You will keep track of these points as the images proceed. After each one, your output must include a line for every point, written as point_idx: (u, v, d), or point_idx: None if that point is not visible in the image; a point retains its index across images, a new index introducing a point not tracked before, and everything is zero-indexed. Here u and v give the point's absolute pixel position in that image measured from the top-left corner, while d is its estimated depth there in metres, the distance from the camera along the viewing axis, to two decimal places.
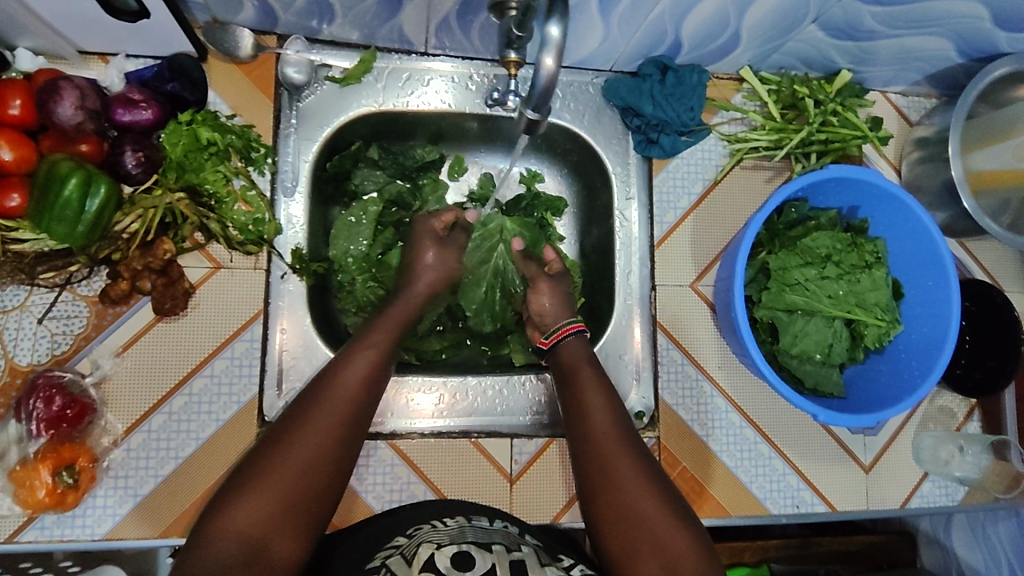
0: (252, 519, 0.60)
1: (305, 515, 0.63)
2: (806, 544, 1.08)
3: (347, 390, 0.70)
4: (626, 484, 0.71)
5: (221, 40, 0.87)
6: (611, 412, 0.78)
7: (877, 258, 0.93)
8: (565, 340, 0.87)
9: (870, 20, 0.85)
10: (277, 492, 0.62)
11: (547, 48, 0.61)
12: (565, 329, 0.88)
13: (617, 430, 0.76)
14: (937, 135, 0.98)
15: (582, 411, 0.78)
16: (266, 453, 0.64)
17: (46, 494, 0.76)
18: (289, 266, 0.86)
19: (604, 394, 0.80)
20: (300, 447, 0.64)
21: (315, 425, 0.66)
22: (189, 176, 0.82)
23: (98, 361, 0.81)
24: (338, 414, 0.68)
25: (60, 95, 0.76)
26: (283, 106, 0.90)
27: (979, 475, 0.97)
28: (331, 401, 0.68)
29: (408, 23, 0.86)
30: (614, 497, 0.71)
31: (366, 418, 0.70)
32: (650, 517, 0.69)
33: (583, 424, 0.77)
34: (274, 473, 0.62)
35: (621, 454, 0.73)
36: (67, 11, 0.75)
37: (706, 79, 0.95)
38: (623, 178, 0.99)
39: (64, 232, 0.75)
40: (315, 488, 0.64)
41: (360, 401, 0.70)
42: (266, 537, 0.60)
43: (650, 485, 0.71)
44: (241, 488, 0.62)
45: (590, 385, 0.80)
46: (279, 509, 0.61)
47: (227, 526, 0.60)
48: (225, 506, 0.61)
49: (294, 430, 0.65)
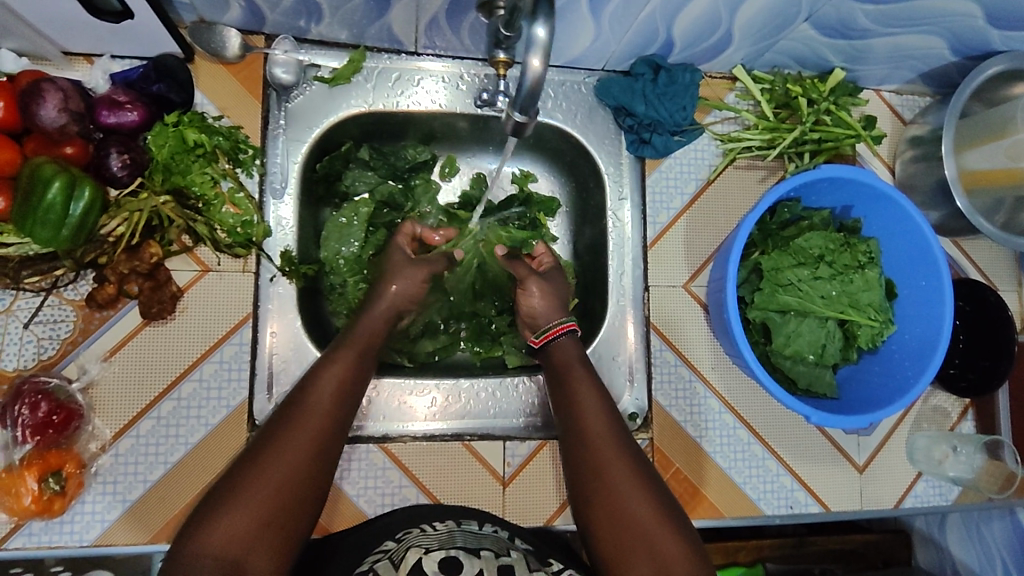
0: (227, 538, 0.60)
1: (281, 530, 0.62)
2: (801, 544, 1.08)
3: (317, 406, 0.70)
4: (619, 492, 0.70)
5: (208, 40, 0.86)
6: (605, 418, 0.77)
7: (870, 258, 0.92)
8: (559, 340, 0.84)
9: (863, 19, 0.84)
10: (251, 508, 0.61)
11: (533, 49, 0.60)
12: (556, 329, 0.85)
13: (610, 437, 0.75)
14: (931, 133, 0.98)
15: (577, 417, 0.77)
16: (239, 472, 0.64)
17: (32, 501, 0.75)
18: (279, 268, 0.85)
19: (599, 399, 0.79)
20: (274, 463, 0.64)
21: (287, 442, 0.66)
22: (176, 179, 0.81)
23: (85, 365, 0.80)
24: (310, 430, 0.68)
25: (43, 96, 0.75)
26: (272, 107, 0.89)
27: (972, 475, 0.97)
28: (303, 418, 0.68)
29: (396, 22, 0.85)
30: (607, 506, 0.70)
31: (341, 431, 0.70)
32: (643, 526, 0.68)
33: (578, 431, 0.76)
34: (248, 491, 0.62)
35: (608, 462, 0.73)
36: (50, 12, 0.74)
37: (698, 78, 0.94)
38: (615, 178, 0.98)
39: (48, 236, 0.74)
40: (291, 503, 0.63)
41: (331, 417, 0.70)
42: (243, 554, 0.60)
43: (644, 492, 0.70)
44: (215, 509, 0.61)
45: (583, 389, 0.79)
46: (254, 526, 0.61)
47: (204, 546, 0.59)
48: (200, 527, 0.60)
49: (267, 448, 0.65)
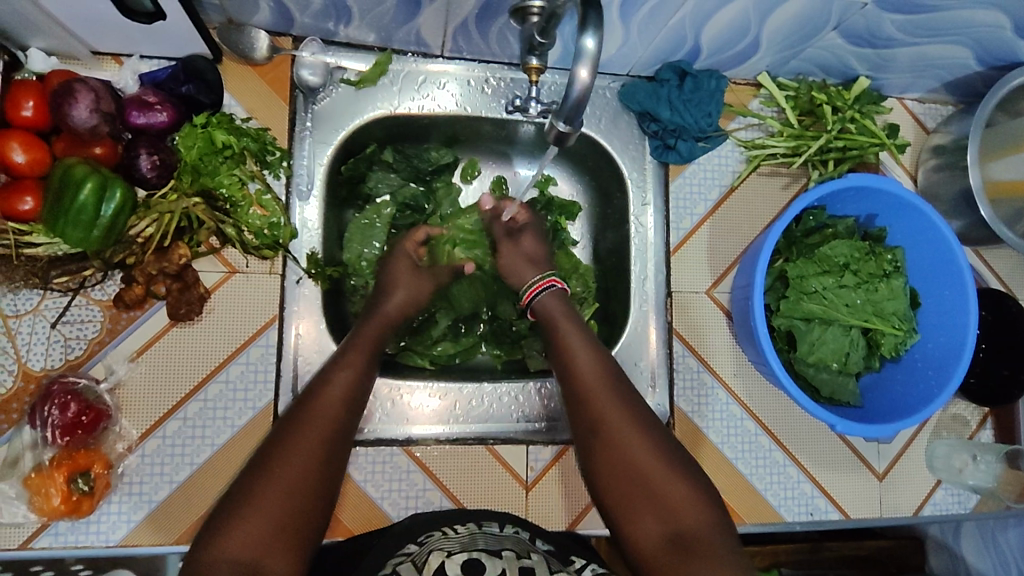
0: (245, 543, 0.60)
1: (297, 534, 0.63)
2: (817, 549, 1.07)
3: (326, 409, 0.70)
4: (617, 434, 0.71)
5: (237, 41, 0.86)
6: (598, 367, 0.77)
7: (896, 268, 0.93)
8: (542, 296, 0.85)
9: (891, 27, 0.84)
10: (268, 514, 0.62)
11: (581, 60, 0.60)
12: (538, 286, 0.86)
13: (605, 380, 0.76)
14: (955, 142, 0.98)
15: (571, 369, 0.77)
16: (252, 478, 0.64)
17: (61, 501, 0.75)
18: (306, 271, 0.85)
19: (587, 341, 0.79)
20: (288, 467, 0.65)
21: (300, 444, 0.66)
22: (205, 180, 0.80)
23: (113, 366, 0.80)
24: (322, 433, 0.68)
25: (75, 97, 0.74)
26: (298, 109, 0.89)
27: (991, 484, 0.97)
28: (311, 422, 0.68)
29: (425, 26, 0.85)
30: (608, 451, 0.71)
31: (345, 436, 0.71)
32: (650, 471, 0.69)
33: (573, 381, 0.76)
34: (265, 498, 0.62)
35: (608, 403, 0.73)
36: (83, 12, 0.74)
37: (724, 85, 0.94)
38: (638, 184, 0.98)
39: (80, 237, 0.74)
40: (306, 511, 0.64)
41: (341, 420, 0.70)
42: (262, 557, 0.60)
43: (644, 432, 0.72)
44: (232, 514, 0.62)
45: (577, 341, 0.79)
46: (271, 531, 0.61)
47: (223, 551, 0.60)
48: (217, 534, 0.61)
49: (280, 453, 0.66)
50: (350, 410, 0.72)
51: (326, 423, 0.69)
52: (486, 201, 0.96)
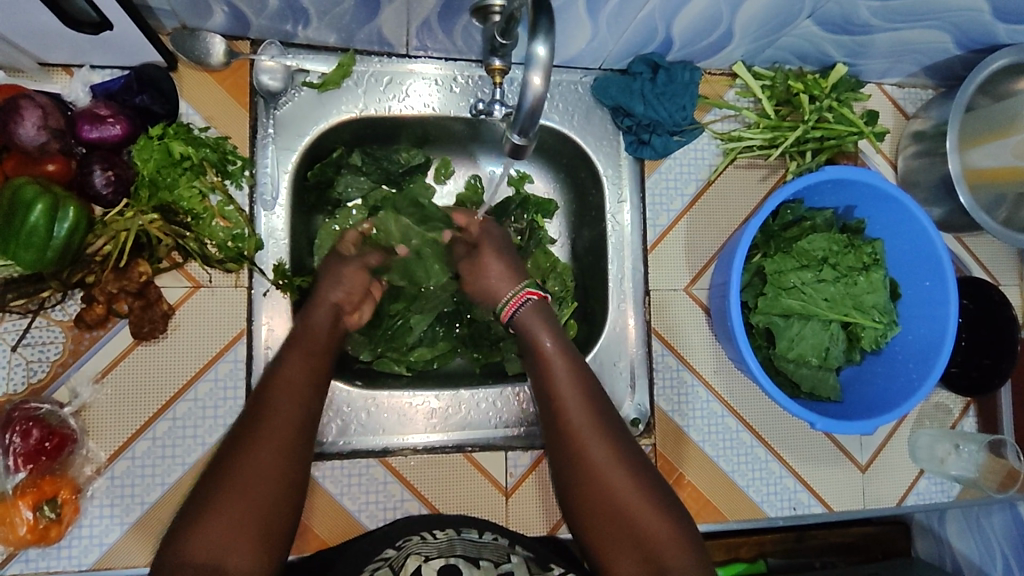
0: (204, 548, 0.60)
1: (262, 527, 0.62)
2: (802, 538, 1.05)
3: (279, 405, 0.68)
4: (595, 467, 0.70)
5: (191, 47, 0.83)
6: (580, 391, 0.74)
7: (875, 260, 0.92)
8: (519, 312, 0.81)
9: (866, 13, 0.81)
10: (228, 512, 0.61)
11: (534, 67, 0.59)
12: (517, 300, 0.82)
13: (585, 404, 0.73)
14: (935, 129, 0.96)
15: (552, 390, 0.75)
16: (215, 477, 0.63)
17: (28, 530, 0.74)
18: (272, 282, 0.83)
19: (569, 363, 0.77)
20: (247, 471, 0.63)
21: (258, 443, 0.65)
22: (163, 194, 0.78)
23: (76, 388, 0.79)
24: (277, 430, 0.66)
25: (21, 113, 0.73)
26: (260, 115, 0.86)
27: (974, 473, 0.96)
28: (270, 417, 0.67)
29: (387, 26, 0.82)
30: (585, 483, 0.70)
31: (306, 429, 0.69)
32: (626, 505, 0.69)
33: (552, 405, 0.74)
34: (224, 502, 0.62)
35: (586, 432, 0.72)
36: (25, 24, 0.71)
37: (698, 76, 0.92)
38: (614, 180, 0.96)
39: (33, 259, 0.72)
40: (269, 510, 0.63)
41: (295, 417, 0.68)
42: (225, 555, 0.60)
43: (620, 464, 0.71)
44: (196, 518, 0.61)
45: (560, 365, 0.76)
46: (234, 529, 0.61)
47: (188, 553, 0.59)
48: (184, 533, 0.60)
49: (238, 456, 0.64)
50: (305, 407, 0.70)
51: (285, 415, 0.67)
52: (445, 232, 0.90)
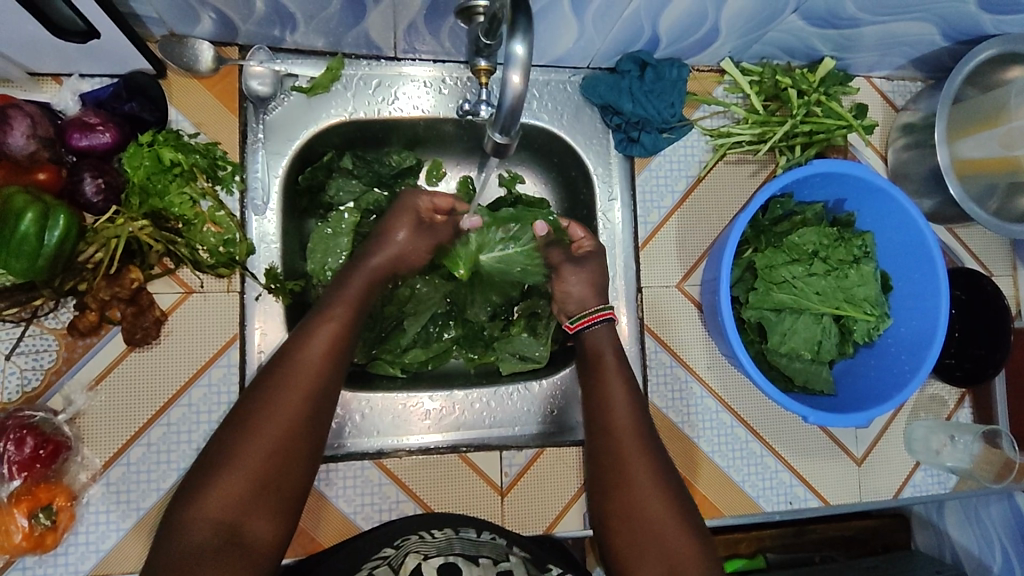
0: (222, 506, 0.63)
1: (277, 493, 0.66)
2: (801, 532, 1.05)
3: (306, 364, 0.71)
4: (634, 475, 0.76)
5: (180, 54, 0.83)
6: (630, 403, 0.81)
7: (866, 253, 0.92)
8: (593, 328, 0.86)
9: (851, 7, 0.81)
10: (244, 472, 0.65)
11: (512, 65, 0.59)
12: (593, 316, 0.86)
13: (633, 417, 0.79)
14: (924, 120, 0.96)
15: (605, 399, 0.81)
16: (235, 433, 0.67)
17: (23, 538, 0.74)
18: (264, 286, 0.83)
19: (624, 378, 0.82)
20: (266, 431, 0.66)
21: (279, 401, 0.68)
22: (154, 201, 0.79)
23: (71, 396, 0.79)
24: (302, 392, 0.69)
25: (10, 124, 0.73)
26: (249, 120, 0.87)
27: (968, 464, 0.97)
28: (294, 377, 0.70)
29: (374, 29, 0.82)
30: (622, 487, 0.75)
31: (330, 391, 0.72)
32: (652, 510, 0.73)
33: (603, 413, 0.80)
34: (242, 459, 0.65)
35: (633, 443, 0.78)
36: (12, 35, 0.71)
37: (686, 73, 0.92)
38: (604, 179, 0.96)
39: (24, 267, 0.72)
40: (281, 471, 0.66)
41: (321, 376, 0.71)
42: (242, 518, 0.64)
43: (655, 475, 0.76)
44: (210, 475, 0.65)
45: (613, 372, 0.83)
46: (248, 492, 0.64)
47: (202, 512, 0.63)
48: (200, 492, 0.64)
49: (257, 414, 0.67)
50: (331, 372, 0.72)
51: (308, 378, 0.70)
52: (542, 226, 0.87)
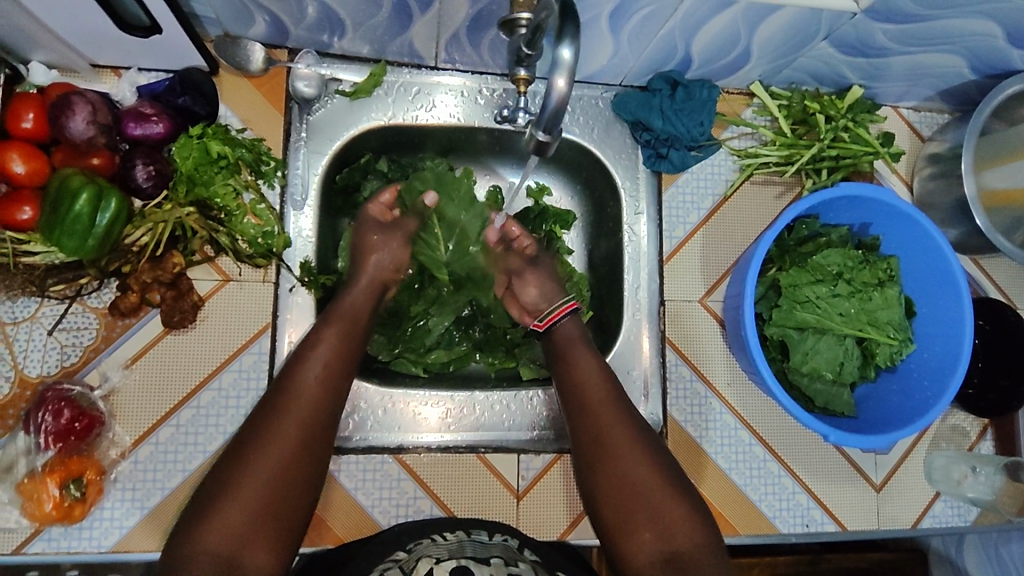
0: (221, 536, 0.63)
1: (277, 523, 0.66)
2: (816, 561, 1.03)
3: (306, 396, 0.72)
4: (616, 455, 0.75)
5: (232, 53, 0.87)
6: (602, 379, 0.81)
7: (891, 277, 0.93)
8: (560, 322, 0.88)
9: (882, 37, 0.84)
10: (243, 503, 0.65)
11: (558, 70, 0.62)
12: (559, 311, 0.89)
13: (608, 395, 0.79)
14: (950, 150, 0.97)
15: (576, 381, 0.81)
16: (233, 469, 0.67)
17: (53, 507, 0.76)
18: (298, 279, 0.86)
19: (595, 360, 0.83)
20: (265, 460, 0.67)
21: (278, 433, 0.69)
22: (199, 190, 0.82)
23: (107, 373, 0.82)
24: (301, 421, 0.71)
25: (72, 109, 0.77)
26: (294, 119, 0.90)
27: (991, 496, 0.95)
28: (293, 407, 0.71)
29: (418, 38, 0.86)
30: (604, 469, 0.75)
31: (329, 422, 0.73)
32: (640, 493, 0.73)
33: (578, 395, 0.80)
34: (244, 488, 0.66)
35: (612, 420, 0.77)
36: (81, 27, 0.76)
37: (716, 94, 0.95)
38: (632, 193, 0.98)
39: (75, 246, 0.76)
40: (282, 497, 0.67)
41: (320, 406, 0.73)
42: (241, 548, 0.63)
43: (641, 451, 0.75)
44: (213, 502, 0.65)
45: (581, 355, 0.83)
46: (247, 524, 0.64)
47: (201, 544, 0.62)
48: (198, 527, 0.64)
49: (259, 444, 0.68)
50: (332, 402, 0.74)
51: (307, 409, 0.72)
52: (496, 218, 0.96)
